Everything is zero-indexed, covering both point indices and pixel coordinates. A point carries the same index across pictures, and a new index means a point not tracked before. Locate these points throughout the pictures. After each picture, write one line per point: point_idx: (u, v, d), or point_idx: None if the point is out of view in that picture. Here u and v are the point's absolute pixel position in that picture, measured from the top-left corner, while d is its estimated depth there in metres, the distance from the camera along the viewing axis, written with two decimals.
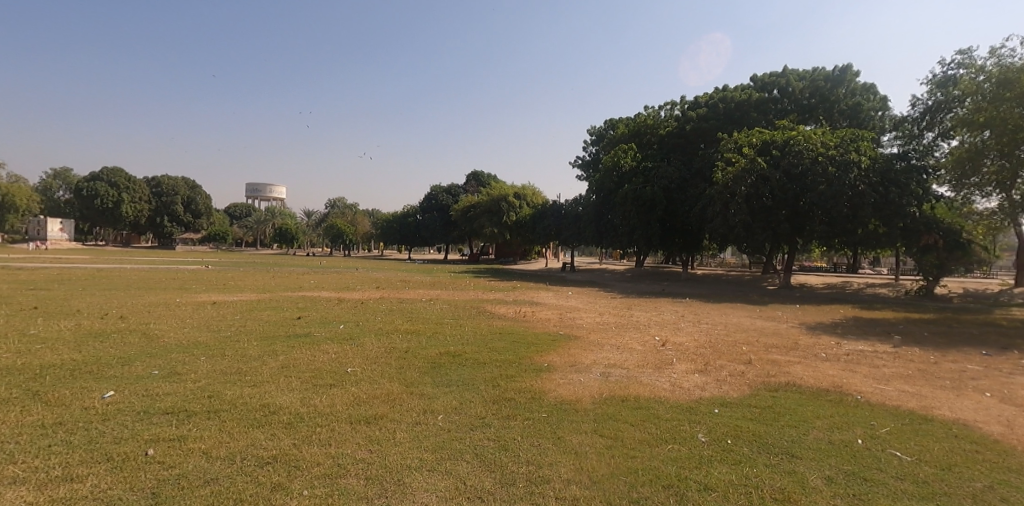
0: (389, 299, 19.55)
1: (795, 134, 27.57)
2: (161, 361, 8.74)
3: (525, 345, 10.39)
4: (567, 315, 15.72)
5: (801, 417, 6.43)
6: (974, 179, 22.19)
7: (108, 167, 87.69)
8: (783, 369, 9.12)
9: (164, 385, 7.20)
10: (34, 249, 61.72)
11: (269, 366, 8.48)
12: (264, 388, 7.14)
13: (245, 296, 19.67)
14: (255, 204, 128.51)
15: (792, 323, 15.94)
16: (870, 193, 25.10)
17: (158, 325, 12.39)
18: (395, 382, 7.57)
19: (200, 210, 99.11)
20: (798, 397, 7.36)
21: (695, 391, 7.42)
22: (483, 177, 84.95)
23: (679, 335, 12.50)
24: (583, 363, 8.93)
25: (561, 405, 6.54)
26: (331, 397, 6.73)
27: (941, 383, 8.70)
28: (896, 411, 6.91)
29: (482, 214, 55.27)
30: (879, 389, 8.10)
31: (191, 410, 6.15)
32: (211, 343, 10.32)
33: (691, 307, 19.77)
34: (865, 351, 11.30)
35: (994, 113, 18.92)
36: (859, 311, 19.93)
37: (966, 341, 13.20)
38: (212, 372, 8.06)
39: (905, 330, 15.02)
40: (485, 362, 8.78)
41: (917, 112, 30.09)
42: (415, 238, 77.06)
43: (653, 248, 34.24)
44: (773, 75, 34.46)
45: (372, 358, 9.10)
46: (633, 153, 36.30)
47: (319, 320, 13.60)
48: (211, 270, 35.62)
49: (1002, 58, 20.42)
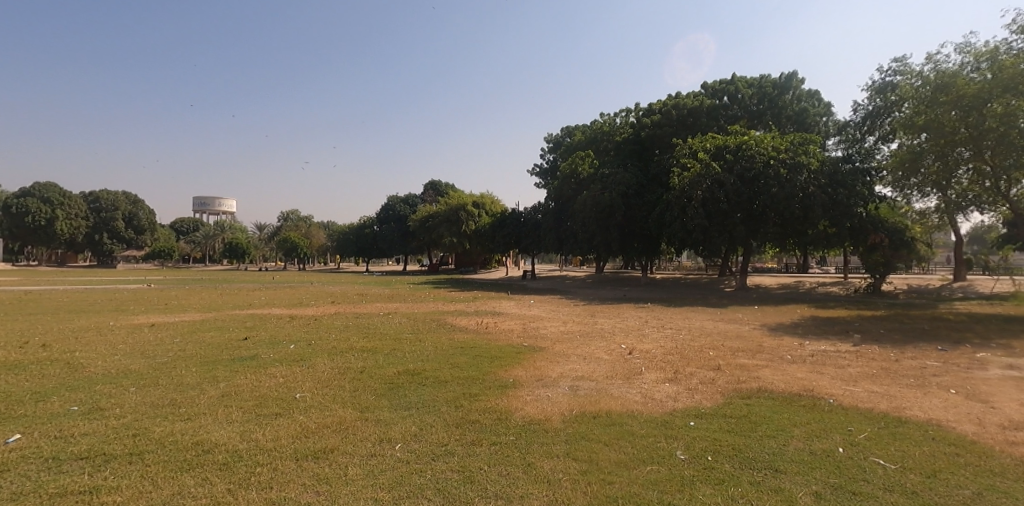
0: (345, 314, 18.66)
1: (746, 139, 28.10)
2: (82, 395, 7.86)
3: (488, 359, 9.89)
4: (530, 325, 15.30)
5: (778, 426, 6.15)
6: (915, 181, 22.94)
7: (39, 182, 82.78)
8: (752, 374, 8.93)
9: (82, 424, 6.41)
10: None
11: (207, 395, 7.75)
12: (198, 422, 6.43)
13: (188, 316, 18.41)
14: (203, 218, 123.54)
15: (753, 324, 15.97)
16: (820, 195, 25.81)
17: (85, 352, 11.31)
18: (349, 408, 6.94)
19: (142, 226, 94.53)
20: (771, 403, 7.11)
21: (668, 403, 7.09)
22: (441, 186, 83.97)
23: (645, 342, 12.23)
24: (550, 377, 8.48)
25: (530, 427, 6.06)
26: (275, 429, 6.08)
27: (906, 381, 8.66)
28: (870, 414, 6.74)
29: (440, 223, 54.53)
30: (849, 391, 7.95)
31: (112, 453, 5.45)
32: (144, 371, 9.42)
33: (654, 312, 19.63)
34: (828, 351, 11.28)
35: (931, 116, 19.62)
36: (815, 311, 20.33)
37: (920, 337, 13.44)
38: (140, 405, 7.27)
39: (861, 327, 15.25)
40: (447, 380, 8.23)
41: (858, 117, 31.29)
42: (372, 250, 75.46)
43: (613, 254, 34.29)
44: (723, 82, 35.24)
45: (324, 381, 8.43)
46: (590, 160, 36.48)
47: (267, 340, 12.73)
48: (153, 289, 33.60)
49: (938, 64, 21.20)
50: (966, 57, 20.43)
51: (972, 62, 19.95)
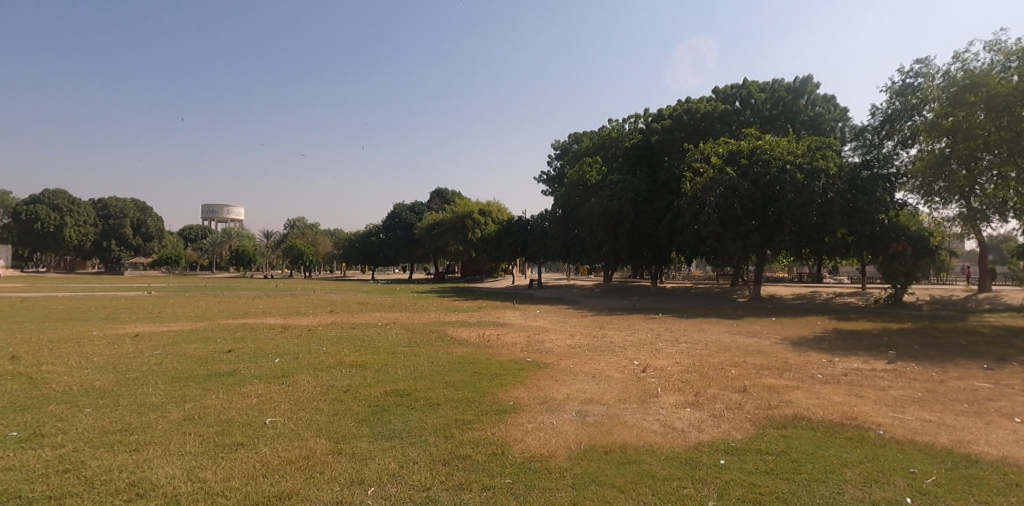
0: (341, 324, 17.78)
1: (761, 143, 27.17)
2: (29, 417, 7.01)
3: (486, 377, 8.96)
4: (535, 337, 14.42)
5: (827, 467, 5.16)
6: (939, 187, 21.74)
7: (49, 190, 83.23)
8: (783, 397, 7.94)
9: (10, 456, 5.52)
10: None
11: (168, 418, 6.87)
12: (145, 453, 5.56)
13: (179, 326, 17.58)
14: (211, 226, 123.75)
15: (774, 338, 14.90)
16: (839, 201, 24.75)
17: (53, 366, 10.46)
18: (322, 437, 6.02)
19: (150, 232, 94.19)
20: (812, 436, 6.10)
21: (691, 433, 6.11)
22: (447, 194, 83.18)
23: (659, 358, 11.22)
24: (554, 400, 7.53)
25: (529, 465, 5.09)
26: (230, 465, 5.18)
27: (958, 407, 7.61)
28: (931, 449, 5.73)
29: (446, 231, 53.64)
30: (898, 419, 6.93)
31: (29, 496, 4.55)
32: (109, 389, 8.55)
33: (666, 324, 18.61)
34: (862, 370, 10.20)
35: (958, 118, 18.50)
36: (836, 323, 19.27)
37: (958, 353, 12.33)
38: (90, 430, 6.43)
39: (892, 342, 14.16)
40: (438, 403, 7.31)
41: (876, 121, 30.16)
42: (378, 258, 74.73)
43: (621, 263, 33.21)
44: (735, 87, 34.33)
45: (301, 402, 7.51)
46: (598, 167, 35.59)
47: (252, 353, 11.85)
48: (152, 297, 32.83)
49: (967, 62, 20.15)
50: (996, 55, 19.43)
51: (1002, 61, 18.94)
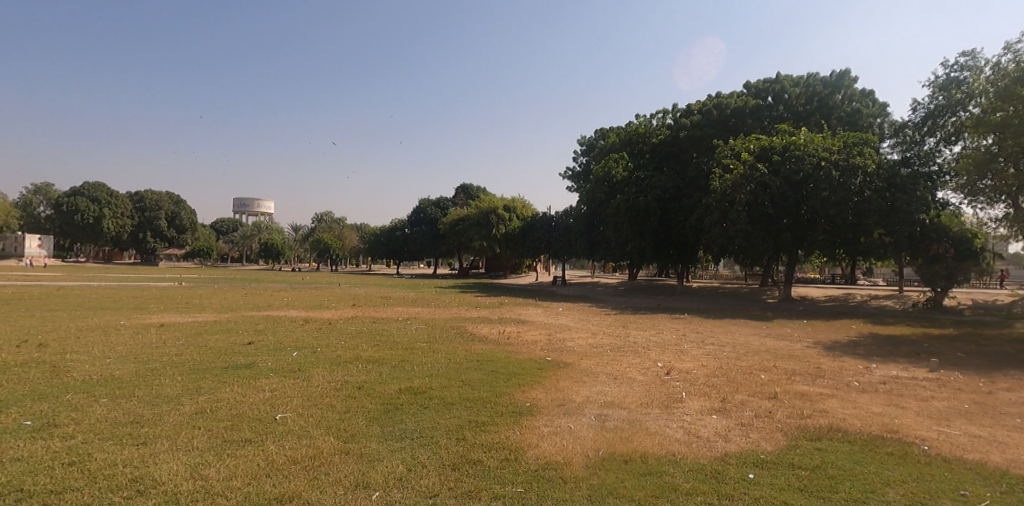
0: (362, 318, 17.75)
1: (794, 140, 26.31)
2: (46, 406, 7.00)
3: (504, 376, 8.69)
4: (556, 335, 14.13)
5: (867, 486, 4.75)
6: (985, 185, 20.65)
7: (89, 183, 85.81)
8: (817, 405, 7.50)
9: (20, 446, 5.47)
10: (20, 266, 59.96)
11: (179, 411, 6.79)
12: (152, 447, 5.45)
13: (203, 317, 17.77)
14: (242, 220, 126.37)
15: (806, 342, 14.29)
16: (876, 200, 23.79)
17: (77, 355, 10.55)
18: (331, 436, 5.83)
19: (184, 225, 96.44)
20: (849, 450, 5.67)
21: (719, 443, 5.75)
22: (472, 190, 83.22)
23: (684, 360, 10.81)
24: (573, 402, 7.22)
25: (544, 473, 4.81)
26: (236, 462, 5.03)
27: (1011, 422, 7.05)
28: (983, 469, 5.26)
29: (471, 227, 53.54)
30: (944, 433, 6.44)
31: (29, 489, 4.45)
32: (127, 379, 8.54)
33: (692, 325, 18.07)
34: (902, 378, 9.64)
35: (1008, 113, 17.47)
36: (872, 327, 18.48)
37: (1007, 362, 11.59)
38: (102, 421, 6.37)
39: (934, 349, 13.41)
40: (453, 402, 7.08)
41: (917, 117, 28.89)
42: (403, 252, 75.19)
43: (647, 261, 32.58)
44: (767, 81, 33.30)
45: (314, 398, 7.37)
46: (624, 163, 34.96)
47: (271, 346, 11.80)
48: (183, 287, 33.50)
49: (1018, 54, 19.05)
50: None
51: None
